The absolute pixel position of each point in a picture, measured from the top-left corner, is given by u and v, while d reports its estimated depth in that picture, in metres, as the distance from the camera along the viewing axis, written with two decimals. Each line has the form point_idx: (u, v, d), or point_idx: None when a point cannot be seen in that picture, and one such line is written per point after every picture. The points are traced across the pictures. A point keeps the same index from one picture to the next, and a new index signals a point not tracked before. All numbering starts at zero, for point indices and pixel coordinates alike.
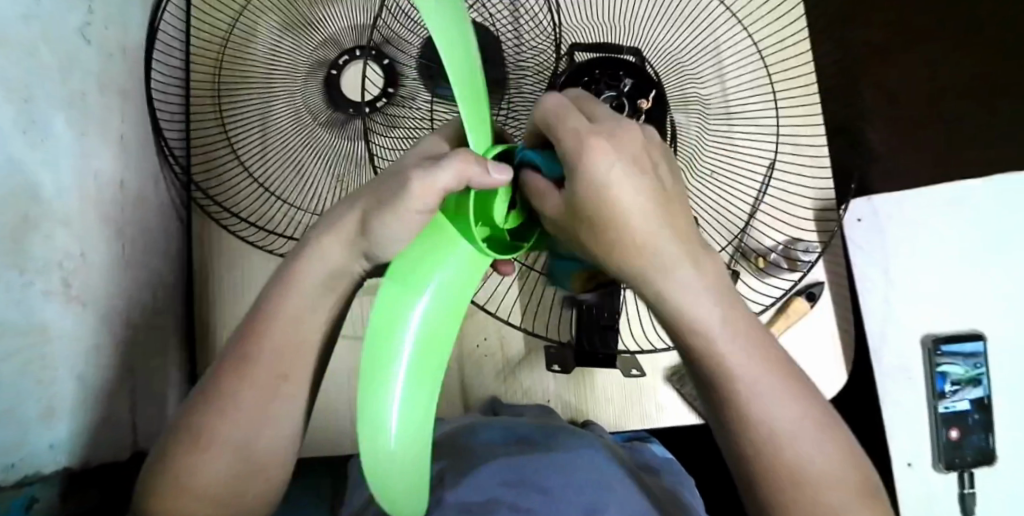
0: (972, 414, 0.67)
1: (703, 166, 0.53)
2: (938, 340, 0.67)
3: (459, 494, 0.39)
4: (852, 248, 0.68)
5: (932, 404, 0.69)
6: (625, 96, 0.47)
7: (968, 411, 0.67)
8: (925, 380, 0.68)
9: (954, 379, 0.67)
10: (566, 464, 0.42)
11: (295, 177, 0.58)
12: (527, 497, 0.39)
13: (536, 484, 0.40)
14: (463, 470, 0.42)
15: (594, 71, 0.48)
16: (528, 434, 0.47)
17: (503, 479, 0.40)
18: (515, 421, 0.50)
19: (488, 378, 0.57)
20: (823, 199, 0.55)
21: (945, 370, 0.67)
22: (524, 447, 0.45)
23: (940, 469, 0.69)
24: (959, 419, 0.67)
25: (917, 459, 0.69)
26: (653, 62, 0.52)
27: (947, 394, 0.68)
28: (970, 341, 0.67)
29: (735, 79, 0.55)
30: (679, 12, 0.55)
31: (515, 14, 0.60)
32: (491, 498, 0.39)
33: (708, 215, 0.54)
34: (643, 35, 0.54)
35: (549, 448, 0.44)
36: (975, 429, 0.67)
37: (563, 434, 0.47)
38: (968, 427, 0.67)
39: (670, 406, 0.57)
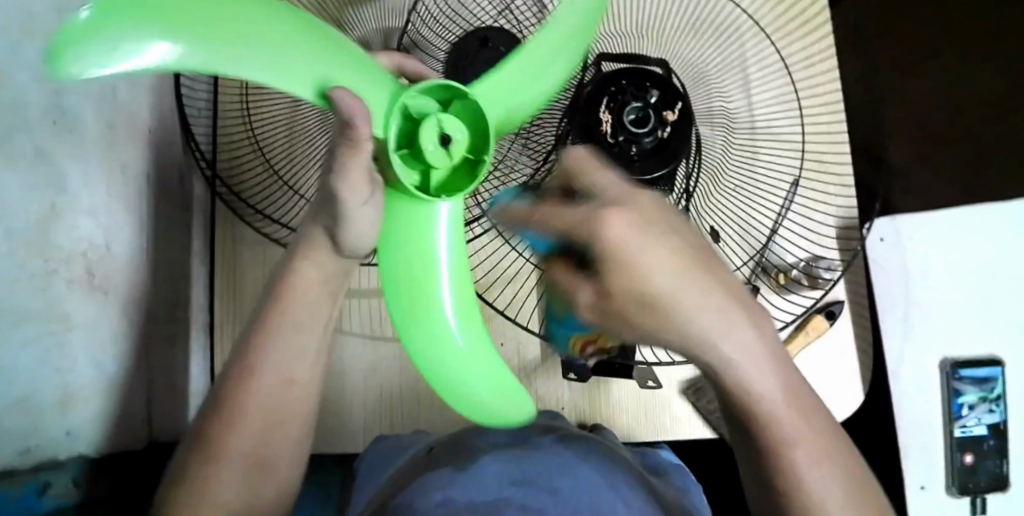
0: (988, 439, 0.67)
1: (725, 181, 0.53)
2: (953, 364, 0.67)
3: (466, 493, 0.37)
4: (873, 268, 0.68)
5: (947, 428, 0.68)
6: (651, 106, 0.49)
7: (984, 435, 0.67)
8: (942, 403, 0.68)
9: (970, 404, 0.68)
10: (576, 468, 0.41)
11: (320, 178, 0.58)
12: (537, 497, 0.37)
13: (542, 484, 0.38)
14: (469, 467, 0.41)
15: (621, 81, 0.50)
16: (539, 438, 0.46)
17: (506, 479, 0.39)
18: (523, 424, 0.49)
19: None
20: (844, 215, 0.55)
21: (962, 394, 0.67)
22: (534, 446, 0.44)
23: (954, 493, 0.68)
24: (974, 444, 0.67)
25: (930, 482, 0.68)
26: (680, 75, 0.53)
27: (963, 418, 0.68)
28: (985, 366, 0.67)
29: (762, 93, 0.55)
30: (708, 25, 0.56)
31: (544, 21, 0.60)
32: (497, 497, 0.36)
33: (728, 230, 0.53)
34: (671, 48, 0.55)
35: (560, 452, 0.43)
36: (990, 455, 0.67)
37: (571, 439, 0.46)
38: (983, 452, 0.67)
39: (684, 419, 0.57)
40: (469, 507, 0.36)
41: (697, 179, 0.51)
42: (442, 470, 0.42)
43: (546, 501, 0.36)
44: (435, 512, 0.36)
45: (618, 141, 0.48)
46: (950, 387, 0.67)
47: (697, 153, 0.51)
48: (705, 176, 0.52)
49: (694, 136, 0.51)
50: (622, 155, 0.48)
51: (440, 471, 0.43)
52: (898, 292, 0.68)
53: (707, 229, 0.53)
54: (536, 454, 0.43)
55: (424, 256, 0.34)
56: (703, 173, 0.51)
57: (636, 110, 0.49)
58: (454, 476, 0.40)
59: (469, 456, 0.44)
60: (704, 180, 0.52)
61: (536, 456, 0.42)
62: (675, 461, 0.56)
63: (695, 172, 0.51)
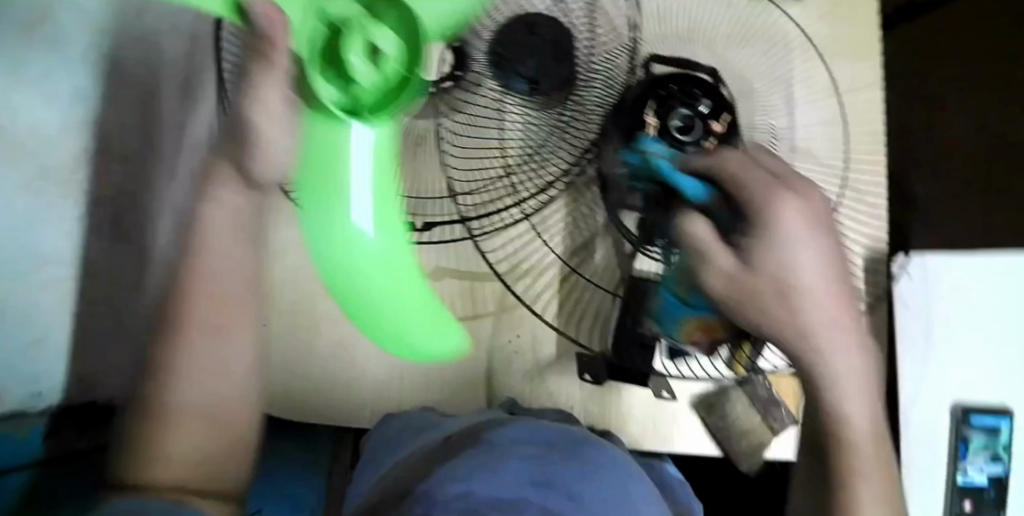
0: (987, 489, 0.67)
1: None
2: (964, 409, 0.65)
3: (488, 490, 0.38)
4: (901, 307, 0.62)
5: (951, 474, 0.66)
6: (699, 116, 0.48)
7: (984, 485, 0.67)
8: (948, 448, 0.66)
9: (974, 451, 0.66)
10: (596, 471, 0.43)
11: None
12: (557, 501, 0.38)
13: (562, 491, 0.39)
14: (491, 461, 0.41)
15: (671, 86, 0.49)
16: (558, 437, 0.47)
17: (526, 482, 0.39)
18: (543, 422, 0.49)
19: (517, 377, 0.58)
20: (873, 246, 0.55)
21: (969, 441, 0.65)
22: (554, 448, 0.45)
23: None
24: (975, 492, 0.67)
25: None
26: (727, 87, 0.51)
27: (966, 465, 0.66)
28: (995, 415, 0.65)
29: (804, 113, 0.54)
30: (755, 37, 0.55)
31: (592, 8, 0.55)
32: (517, 498, 0.37)
33: None
34: (719, 57, 0.53)
35: (580, 456, 0.44)
36: (988, 504, 0.67)
37: (588, 444, 0.46)
38: (982, 501, 0.67)
39: (691, 432, 0.57)
40: (493, 505, 0.36)
41: None
42: (459, 460, 0.42)
43: (565, 505, 0.38)
44: (456, 505, 0.36)
45: (663, 147, 0.48)
46: (959, 433, 0.65)
47: (737, 170, 0.50)
48: None
49: (736, 152, 0.50)
50: None
51: (454, 461, 0.43)
52: (920, 332, 0.64)
53: None
54: (555, 457, 0.43)
55: (339, 177, 0.34)
56: None
57: (685, 117, 0.48)
58: (475, 469, 0.40)
59: (485, 447, 0.44)
60: None
61: (556, 460, 0.43)
62: (678, 476, 0.56)
63: None
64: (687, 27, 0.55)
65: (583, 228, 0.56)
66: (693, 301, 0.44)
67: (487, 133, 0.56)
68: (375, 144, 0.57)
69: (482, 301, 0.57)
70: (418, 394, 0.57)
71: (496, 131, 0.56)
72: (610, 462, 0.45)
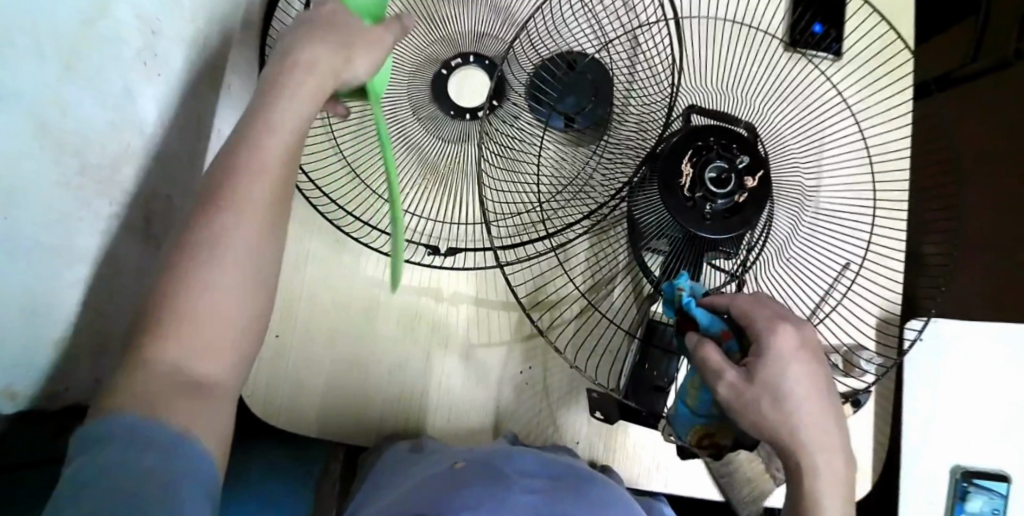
0: None
1: (785, 255, 0.53)
2: (966, 474, 0.61)
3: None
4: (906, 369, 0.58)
5: None
6: (734, 170, 0.49)
7: None
8: (945, 507, 0.62)
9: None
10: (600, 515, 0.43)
11: (384, 167, 0.57)
12: None
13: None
14: (500, 491, 0.42)
15: (708, 138, 0.51)
16: (562, 477, 0.47)
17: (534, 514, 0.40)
18: (549, 456, 0.51)
19: (523, 408, 0.57)
20: (885, 311, 0.55)
21: (967, 503, 0.61)
22: (561, 485, 0.45)
23: None
24: None
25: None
26: (763, 143, 0.53)
27: None
28: (997, 485, 0.61)
29: (832, 173, 0.56)
30: (790, 96, 0.56)
31: (634, 55, 0.59)
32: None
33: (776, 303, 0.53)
34: (756, 113, 0.54)
35: (585, 494, 0.45)
36: None
37: (589, 488, 0.46)
38: None
39: (692, 476, 0.56)
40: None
41: (763, 249, 0.52)
42: (461, 488, 0.42)
43: None
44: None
45: (694, 197, 0.49)
46: (954, 496, 0.62)
47: (765, 226, 0.51)
48: (767, 247, 0.52)
49: (767, 207, 0.51)
50: (695, 211, 0.49)
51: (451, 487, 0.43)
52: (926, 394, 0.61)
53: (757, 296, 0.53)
54: (561, 494, 0.44)
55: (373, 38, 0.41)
56: (768, 245, 0.52)
57: (719, 169, 0.50)
58: (483, 496, 0.41)
59: (488, 481, 0.44)
60: (767, 251, 0.52)
61: (563, 496, 0.44)
62: None
63: (760, 242, 0.52)
64: (727, 81, 0.57)
65: (606, 265, 0.56)
66: (700, 408, 0.43)
67: (523, 161, 0.56)
68: (408, 163, 0.57)
69: (499, 331, 0.57)
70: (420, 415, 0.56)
71: (533, 162, 0.57)
72: (612, 507, 0.45)
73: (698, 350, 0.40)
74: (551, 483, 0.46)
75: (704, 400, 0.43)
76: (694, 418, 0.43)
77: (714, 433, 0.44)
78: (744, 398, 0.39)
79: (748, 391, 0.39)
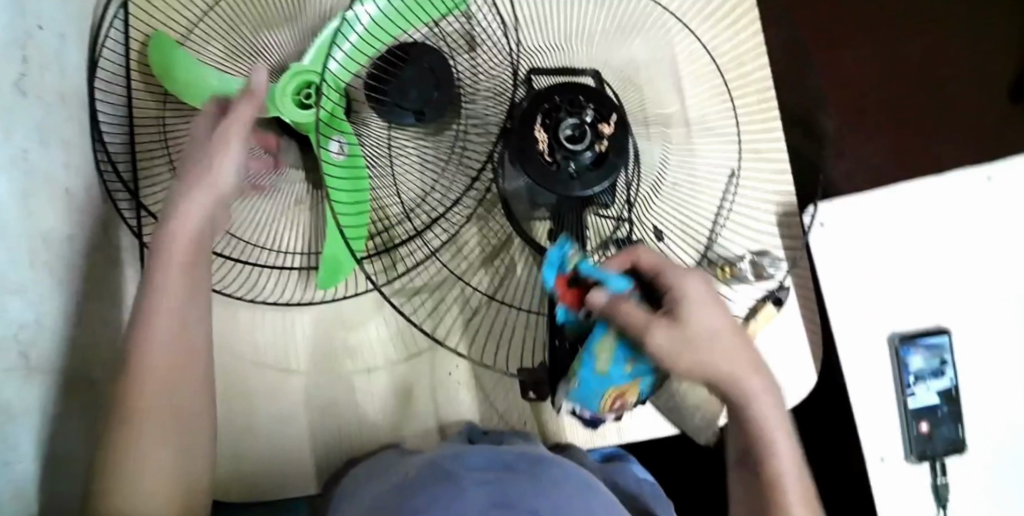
0: (940, 407, 0.59)
1: (666, 186, 0.53)
2: (901, 336, 0.59)
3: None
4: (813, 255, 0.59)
5: (900, 398, 0.60)
6: (587, 123, 0.48)
7: (936, 404, 0.59)
8: (892, 372, 0.60)
9: (920, 375, 0.59)
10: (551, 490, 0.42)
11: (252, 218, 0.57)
12: None
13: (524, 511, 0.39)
14: (455, 488, 0.40)
15: (554, 98, 0.49)
16: (514, 462, 0.46)
17: (491, 505, 0.38)
18: (502, 447, 0.48)
19: (462, 406, 0.58)
20: (779, 208, 0.57)
21: (912, 365, 0.59)
22: (513, 473, 0.44)
23: (912, 460, 0.61)
24: (929, 413, 0.59)
25: (890, 451, 0.61)
26: (611, 84, 0.52)
27: (911, 386, 0.60)
28: (934, 339, 0.59)
29: (694, 92, 0.56)
30: (633, 27, 0.56)
31: (470, 30, 0.57)
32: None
33: (672, 235, 0.54)
34: (600, 56, 0.54)
35: (541, 478, 0.44)
36: (944, 422, 0.59)
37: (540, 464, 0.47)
38: (937, 420, 0.59)
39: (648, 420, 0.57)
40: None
41: (638, 188, 0.51)
42: (413, 495, 0.40)
43: None
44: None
45: (558, 161, 0.47)
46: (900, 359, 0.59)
47: (636, 162, 0.51)
48: (645, 185, 0.52)
49: (632, 145, 0.51)
50: (562, 173, 0.48)
51: (394, 502, 0.40)
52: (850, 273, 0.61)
53: (651, 230, 0.53)
54: (515, 480, 0.43)
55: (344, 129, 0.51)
56: (643, 182, 0.51)
57: (573, 126, 0.48)
58: (435, 496, 0.39)
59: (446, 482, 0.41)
60: (645, 187, 0.52)
61: (517, 482, 0.42)
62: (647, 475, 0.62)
63: (636, 179, 0.51)
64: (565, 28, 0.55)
65: (494, 238, 0.55)
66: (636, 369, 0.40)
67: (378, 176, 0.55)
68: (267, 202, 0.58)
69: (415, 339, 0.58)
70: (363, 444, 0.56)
71: (388, 172, 0.55)
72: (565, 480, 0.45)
73: (613, 310, 0.37)
74: (502, 473, 0.44)
75: (618, 361, 0.39)
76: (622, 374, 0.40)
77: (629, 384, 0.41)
78: (676, 347, 0.40)
79: (681, 339, 0.40)
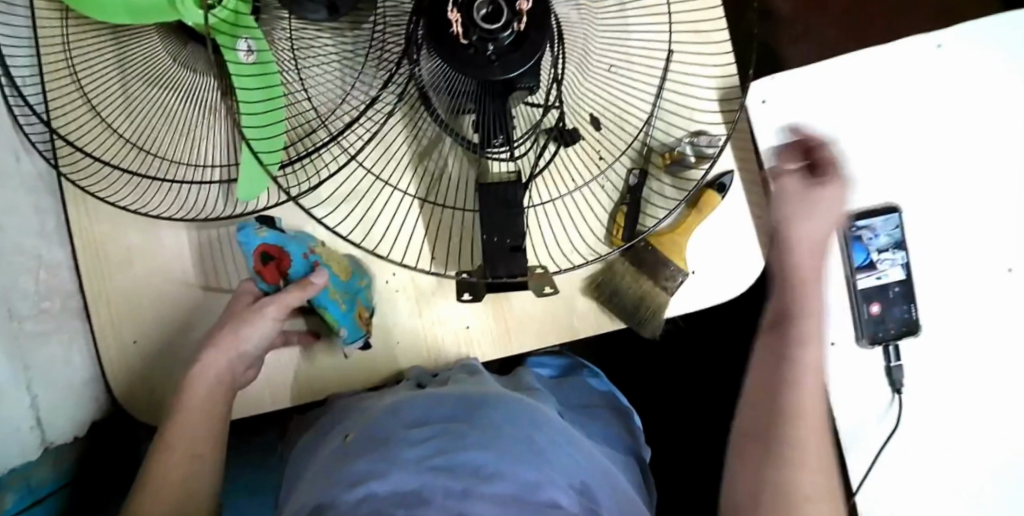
0: (893, 286, 0.57)
1: (596, 62, 0.49)
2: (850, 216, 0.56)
3: (390, 483, 0.36)
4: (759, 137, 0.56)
5: (851, 280, 0.58)
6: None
7: (891, 282, 0.57)
8: (842, 254, 0.58)
9: (877, 249, 0.57)
10: (497, 433, 0.41)
11: (171, 131, 0.55)
12: (459, 480, 0.36)
13: (465, 465, 0.37)
14: (396, 449, 0.39)
15: None
16: (452, 409, 0.44)
17: (429, 467, 0.37)
18: (440, 391, 0.46)
19: (404, 314, 0.57)
20: (724, 83, 0.55)
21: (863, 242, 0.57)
22: (453, 423, 0.42)
23: (865, 345, 0.58)
24: (880, 293, 0.57)
25: (841, 337, 0.58)
26: None
27: (874, 265, 0.58)
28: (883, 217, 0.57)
29: None
30: None
31: None
32: (419, 487, 0.35)
33: (604, 118, 0.52)
34: None
35: (486, 417, 0.43)
36: (897, 302, 0.57)
37: (488, 402, 0.46)
38: (890, 300, 0.57)
39: (600, 317, 0.56)
40: (393, 502, 0.35)
41: (565, 66, 0.46)
42: (350, 464, 0.39)
43: (468, 480, 0.36)
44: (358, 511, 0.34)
45: (473, 45, 0.40)
46: (848, 239, 0.57)
47: (560, 44, 0.44)
48: (573, 65, 0.47)
49: (554, 25, 0.44)
50: (479, 57, 0.41)
51: (338, 470, 0.39)
52: None
53: (586, 118, 0.51)
54: (457, 431, 0.41)
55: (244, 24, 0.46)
56: (571, 60, 0.46)
57: (487, 3, 0.40)
58: (378, 460, 0.38)
59: (386, 445, 0.40)
60: (573, 69, 0.47)
61: (463, 431, 0.41)
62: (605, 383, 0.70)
63: (562, 63, 0.45)
64: None
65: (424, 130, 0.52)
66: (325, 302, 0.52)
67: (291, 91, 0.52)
68: (185, 114, 0.55)
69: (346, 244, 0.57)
70: (315, 384, 0.57)
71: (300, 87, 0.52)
72: (511, 417, 0.44)
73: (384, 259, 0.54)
74: (446, 422, 0.42)
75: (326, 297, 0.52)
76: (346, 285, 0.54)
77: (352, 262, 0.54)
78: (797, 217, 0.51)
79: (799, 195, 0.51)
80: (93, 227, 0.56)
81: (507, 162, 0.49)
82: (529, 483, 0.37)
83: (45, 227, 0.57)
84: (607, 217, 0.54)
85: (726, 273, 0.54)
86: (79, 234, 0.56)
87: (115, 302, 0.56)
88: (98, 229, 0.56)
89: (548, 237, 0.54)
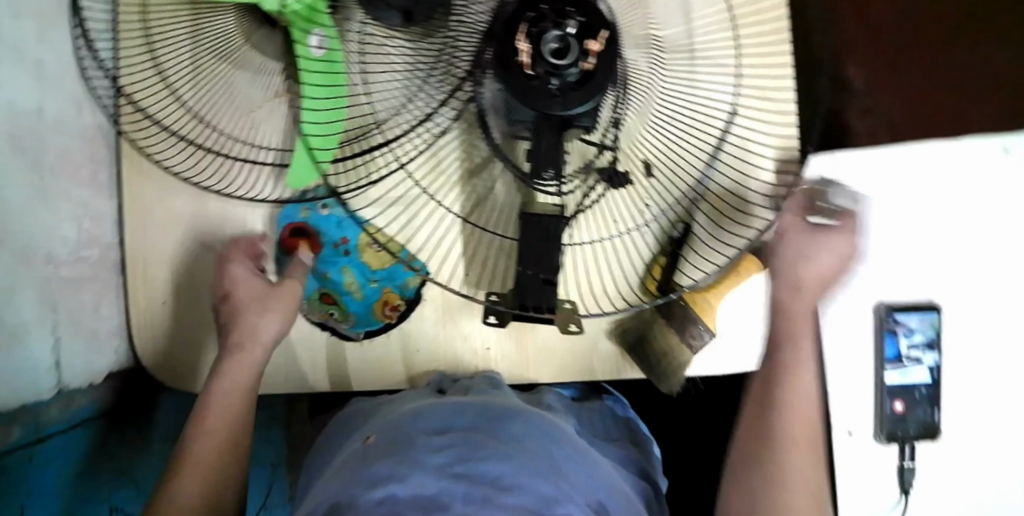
0: (921, 387, 0.56)
1: (661, 108, 0.48)
2: (891, 308, 0.55)
3: (410, 487, 0.33)
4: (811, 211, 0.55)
5: (881, 373, 0.56)
6: (571, 35, 0.41)
7: (918, 382, 0.56)
8: (876, 345, 0.56)
9: (912, 346, 0.55)
10: (518, 445, 0.39)
11: (230, 107, 0.56)
12: (477, 486, 0.34)
13: (485, 475, 0.35)
14: (416, 453, 0.36)
15: (541, 6, 0.41)
16: (474, 420, 0.41)
17: (447, 473, 0.34)
18: (462, 402, 0.44)
19: (428, 325, 0.57)
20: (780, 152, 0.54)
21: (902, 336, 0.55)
22: (474, 433, 0.40)
23: (882, 441, 0.57)
24: (907, 392, 0.56)
25: (859, 427, 0.57)
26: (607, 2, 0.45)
27: (902, 362, 0.56)
28: (925, 315, 0.56)
29: (702, 23, 0.53)
30: None
31: None
32: (438, 494, 0.33)
33: (660, 169, 0.50)
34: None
35: (509, 430, 0.41)
36: (922, 403, 0.56)
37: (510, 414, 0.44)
38: (915, 401, 0.56)
39: (624, 363, 0.56)
40: (412, 505, 0.32)
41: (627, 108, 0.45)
42: (366, 467, 0.37)
43: (489, 490, 0.34)
44: (375, 513, 0.32)
45: (538, 76, 0.40)
46: (884, 331, 0.55)
47: (624, 85, 0.44)
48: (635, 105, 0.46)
49: (621, 68, 0.43)
50: (541, 88, 0.40)
51: (356, 470, 0.37)
52: None
53: (640, 163, 0.49)
54: (476, 441, 0.38)
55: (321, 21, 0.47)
56: (633, 102, 0.45)
57: (557, 39, 0.41)
58: (396, 464, 0.35)
59: (403, 447, 0.38)
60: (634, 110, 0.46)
61: (485, 443, 0.38)
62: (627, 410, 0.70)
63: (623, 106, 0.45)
64: None
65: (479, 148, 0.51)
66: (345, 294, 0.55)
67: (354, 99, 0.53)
68: (247, 94, 0.56)
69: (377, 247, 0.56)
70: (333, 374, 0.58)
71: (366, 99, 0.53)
72: (531, 432, 0.42)
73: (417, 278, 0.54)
74: (467, 430, 0.40)
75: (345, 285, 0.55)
76: (368, 274, 0.55)
77: (380, 254, 0.55)
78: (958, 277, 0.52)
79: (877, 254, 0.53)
80: (142, 188, 0.57)
81: (555, 196, 0.47)
82: (549, 497, 0.35)
83: (97, 178, 0.59)
84: (643, 264, 0.54)
85: (753, 340, 0.55)
86: (128, 193, 0.57)
87: (152, 264, 0.58)
88: (147, 191, 0.57)
89: (578, 272, 0.54)
